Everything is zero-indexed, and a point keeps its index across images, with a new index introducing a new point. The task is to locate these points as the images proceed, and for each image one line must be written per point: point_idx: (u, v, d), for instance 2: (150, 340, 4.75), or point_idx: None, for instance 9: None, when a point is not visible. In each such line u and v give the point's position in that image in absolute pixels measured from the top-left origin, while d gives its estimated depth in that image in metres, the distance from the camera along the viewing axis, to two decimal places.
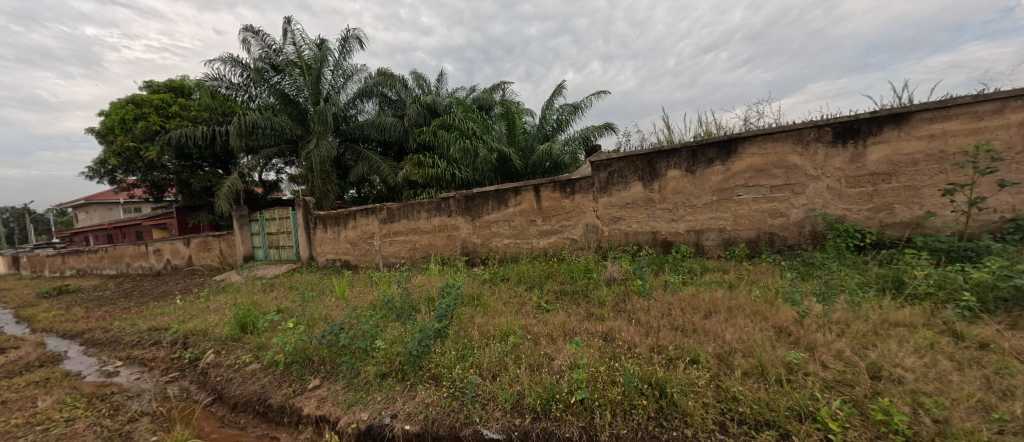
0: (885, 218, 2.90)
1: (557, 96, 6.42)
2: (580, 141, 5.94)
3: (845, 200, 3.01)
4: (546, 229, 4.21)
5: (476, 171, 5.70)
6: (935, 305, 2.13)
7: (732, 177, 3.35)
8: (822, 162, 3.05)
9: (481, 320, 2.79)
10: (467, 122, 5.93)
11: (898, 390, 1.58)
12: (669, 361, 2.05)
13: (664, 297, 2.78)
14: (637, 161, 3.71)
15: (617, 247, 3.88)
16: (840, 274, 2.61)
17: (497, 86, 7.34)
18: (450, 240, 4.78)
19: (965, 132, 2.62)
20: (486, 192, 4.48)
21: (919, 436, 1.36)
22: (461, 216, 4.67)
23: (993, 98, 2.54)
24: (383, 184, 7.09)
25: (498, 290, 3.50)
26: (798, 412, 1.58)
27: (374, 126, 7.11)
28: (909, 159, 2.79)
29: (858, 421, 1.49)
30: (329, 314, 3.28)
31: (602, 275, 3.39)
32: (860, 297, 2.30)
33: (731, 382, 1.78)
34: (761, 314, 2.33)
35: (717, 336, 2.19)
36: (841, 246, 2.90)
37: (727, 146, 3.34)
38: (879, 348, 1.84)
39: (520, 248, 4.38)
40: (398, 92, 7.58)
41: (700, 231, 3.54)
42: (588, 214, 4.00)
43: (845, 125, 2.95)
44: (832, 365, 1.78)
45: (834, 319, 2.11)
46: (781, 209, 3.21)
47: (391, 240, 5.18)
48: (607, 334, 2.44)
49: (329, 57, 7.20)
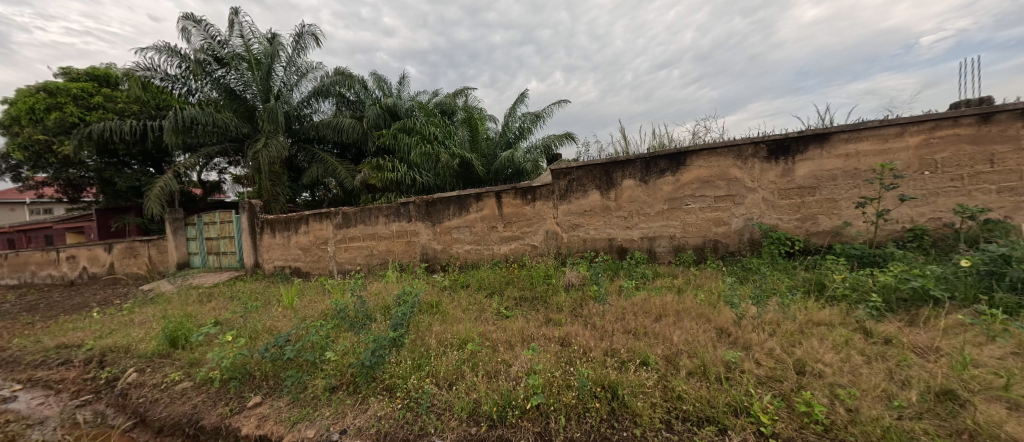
0: (811, 227, 3.21)
1: (520, 104, 6.49)
2: (542, 149, 6.03)
3: (778, 210, 3.30)
4: (507, 235, 4.23)
5: (438, 177, 5.65)
6: (850, 305, 2.38)
7: (682, 187, 3.57)
8: (758, 175, 3.33)
9: (439, 328, 2.74)
10: (429, 127, 5.86)
11: (819, 384, 1.74)
12: (621, 363, 2.12)
13: (619, 302, 2.90)
14: (595, 170, 3.85)
15: (575, 253, 3.99)
16: (773, 278, 2.85)
17: (460, 91, 7.31)
18: (409, 246, 4.67)
19: (874, 152, 2.99)
20: (447, 197, 4.43)
21: (835, 425, 1.52)
22: (421, 222, 4.58)
23: (895, 123, 2.91)
24: (340, 187, 6.80)
25: (458, 298, 3.45)
26: (735, 408, 1.70)
27: (330, 127, 6.83)
28: (829, 175, 3.12)
29: (786, 413, 1.63)
30: (274, 326, 3.07)
31: (561, 281, 3.46)
32: (789, 300, 2.52)
33: (677, 382, 1.88)
34: (705, 317, 2.49)
35: (666, 339, 2.31)
36: (774, 252, 3.18)
37: (677, 158, 3.56)
38: (804, 345, 2.02)
39: (481, 255, 4.36)
40: (357, 93, 7.31)
41: (652, 238, 3.72)
42: (548, 221, 4.07)
43: (777, 143, 3.25)
44: (764, 363, 1.94)
45: (766, 319, 2.31)
46: (723, 218, 3.46)
47: (346, 246, 4.97)
48: (563, 339, 2.49)
49: (280, 53, 6.82)
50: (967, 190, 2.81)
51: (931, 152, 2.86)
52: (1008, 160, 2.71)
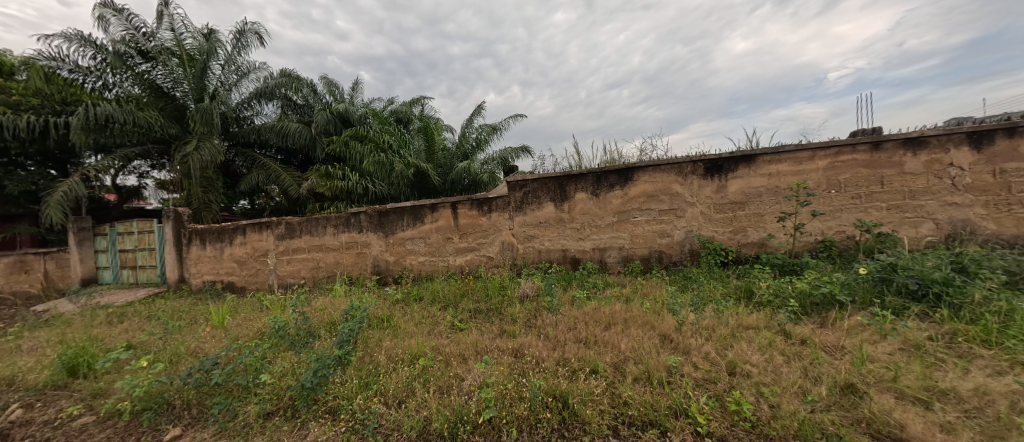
0: (741, 238, 3.53)
1: (477, 116, 6.52)
2: (499, 160, 6.08)
3: (714, 223, 3.59)
4: (463, 246, 4.20)
5: (392, 186, 5.50)
6: (773, 310, 2.63)
7: (630, 201, 3.77)
8: (697, 191, 3.60)
9: (389, 343, 2.63)
10: (383, 135, 5.70)
11: (747, 383, 1.91)
12: (571, 373, 2.18)
13: (571, 312, 2.98)
14: (549, 183, 3.95)
15: (530, 264, 4.05)
16: (709, 287, 3.09)
17: (417, 100, 7.21)
18: (359, 257, 4.47)
19: (791, 172, 3.37)
20: (401, 207, 4.31)
21: (761, 421, 1.67)
22: (373, 232, 4.41)
23: (807, 148, 3.31)
24: (283, 195, 6.37)
25: (410, 311, 3.34)
26: (675, 410, 1.80)
27: (273, 132, 6.40)
28: (756, 192, 3.46)
29: (719, 413, 1.76)
30: (200, 348, 2.79)
31: (516, 292, 3.49)
32: (723, 306, 2.74)
33: (624, 388, 1.96)
34: (650, 324, 2.63)
35: (614, 346, 2.40)
36: (711, 262, 3.44)
37: (625, 174, 3.76)
38: (735, 348, 2.20)
39: (435, 266, 4.29)
40: (306, 97, 6.95)
41: (603, 249, 3.88)
42: (504, 232, 4.10)
43: (712, 162, 3.56)
44: (701, 366, 2.08)
45: (703, 325, 2.49)
46: (667, 230, 3.70)
47: (289, 258, 4.65)
48: (517, 350, 2.51)
49: (218, 50, 6.33)
50: (864, 207, 3.24)
51: (836, 174, 3.28)
52: (895, 182, 3.16)
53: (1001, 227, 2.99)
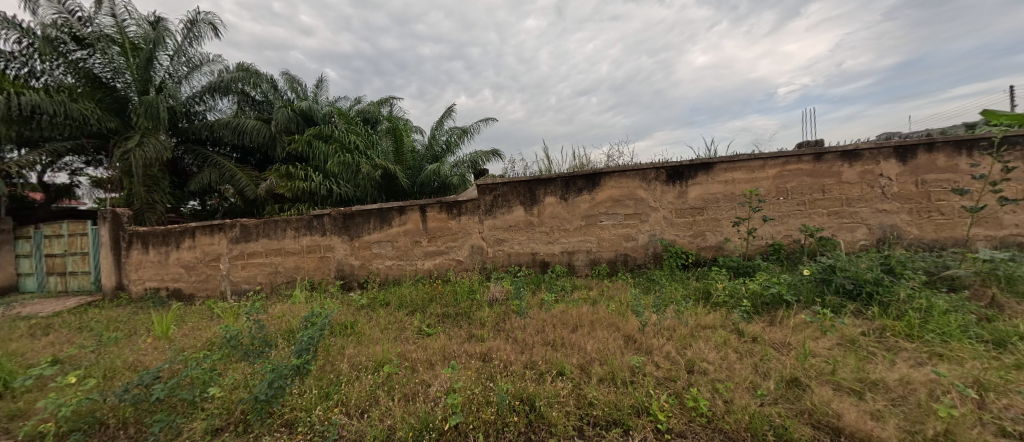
0: (700, 242, 3.71)
1: (447, 119, 6.45)
2: (469, 163, 6.05)
3: (675, 228, 3.76)
4: (431, 250, 4.15)
5: (358, 188, 5.33)
6: (728, 310, 2.78)
7: (597, 205, 3.87)
8: (660, 197, 3.76)
9: (352, 351, 2.54)
10: (349, 135, 5.52)
11: (704, 380, 2.00)
12: (538, 375, 2.19)
13: (539, 315, 3.01)
14: (519, 187, 3.98)
15: (499, 267, 4.05)
16: (670, 288, 3.22)
17: (385, 100, 7.05)
18: (322, 262, 4.29)
19: (745, 180, 3.59)
20: (367, 210, 4.19)
21: (715, 416, 1.76)
22: (337, 235, 4.25)
23: (759, 157, 3.54)
24: (239, 196, 6.01)
25: (376, 317, 3.25)
26: (637, 408, 1.86)
27: (228, 128, 6.03)
28: (713, 198, 3.66)
29: (678, 409, 1.83)
30: (140, 361, 2.57)
31: (484, 296, 3.47)
32: (683, 307, 2.87)
33: (589, 389, 2.00)
34: (615, 325, 2.70)
35: (580, 348, 2.45)
36: (672, 264, 3.60)
37: (593, 179, 3.86)
38: (693, 347, 2.31)
39: (403, 270, 4.20)
40: (265, 93, 6.61)
41: (571, 253, 3.95)
42: (473, 235, 4.09)
43: (673, 169, 3.72)
44: (662, 365, 2.17)
45: (664, 326, 2.59)
46: (632, 234, 3.83)
47: (244, 263, 4.38)
48: (485, 354, 2.50)
49: (167, 39, 5.91)
50: (808, 213, 3.51)
51: (784, 182, 3.52)
52: (834, 190, 3.45)
53: (923, 232, 3.33)
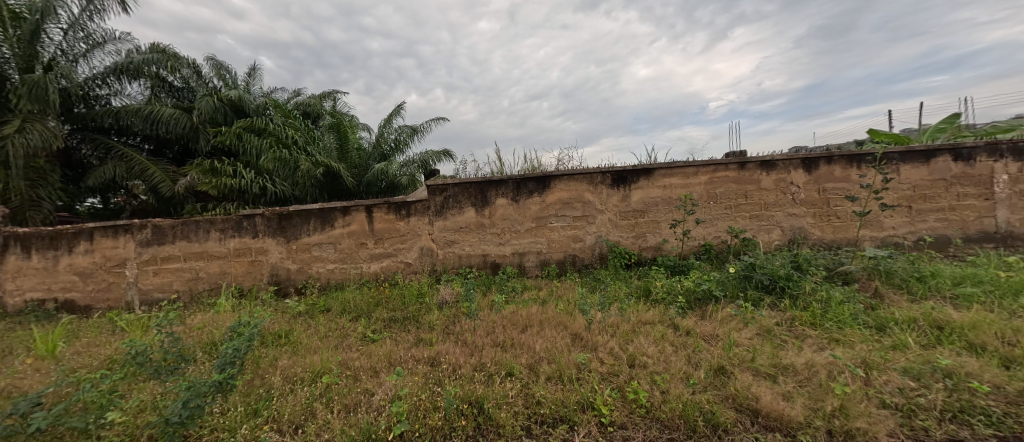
0: (642, 243, 3.94)
1: (396, 117, 6.23)
2: (419, 163, 5.88)
3: (619, 229, 3.95)
4: (378, 252, 3.98)
5: (296, 186, 4.96)
6: (666, 306, 2.98)
7: (547, 207, 3.95)
8: (606, 200, 3.93)
9: (285, 362, 2.34)
10: (286, 129, 5.11)
11: (643, 373, 2.12)
12: (488, 377, 2.18)
13: (489, 316, 2.99)
14: (470, 188, 3.94)
15: (450, 270, 4.00)
16: (614, 287, 3.39)
17: (328, 94, 6.65)
18: (253, 266, 3.93)
19: (681, 185, 3.88)
20: (306, 210, 3.90)
21: (653, 406, 1.87)
22: (271, 237, 3.92)
23: (693, 165, 3.84)
24: (151, 193, 5.30)
25: (314, 324, 3.03)
26: (582, 404, 1.92)
27: (139, 117, 5.32)
28: (653, 201, 3.91)
29: (620, 403, 1.92)
30: (14, 386, 2.15)
31: (434, 299, 3.39)
32: (626, 304, 3.02)
33: (537, 388, 2.03)
34: (563, 324, 2.78)
35: (529, 348, 2.48)
36: (617, 264, 3.78)
37: (543, 181, 3.94)
38: (634, 342, 2.44)
39: (347, 274, 3.98)
40: (185, 79, 5.92)
41: (522, 254, 4.00)
42: (423, 237, 3.98)
43: (618, 173, 3.91)
44: (606, 361, 2.26)
45: (608, 323, 2.71)
46: (580, 235, 3.96)
47: (156, 269, 3.88)
48: (433, 359, 2.43)
49: (59, 10, 5.08)
50: (734, 216, 3.87)
51: (714, 187, 3.86)
52: (755, 196, 3.84)
53: (824, 233, 3.83)
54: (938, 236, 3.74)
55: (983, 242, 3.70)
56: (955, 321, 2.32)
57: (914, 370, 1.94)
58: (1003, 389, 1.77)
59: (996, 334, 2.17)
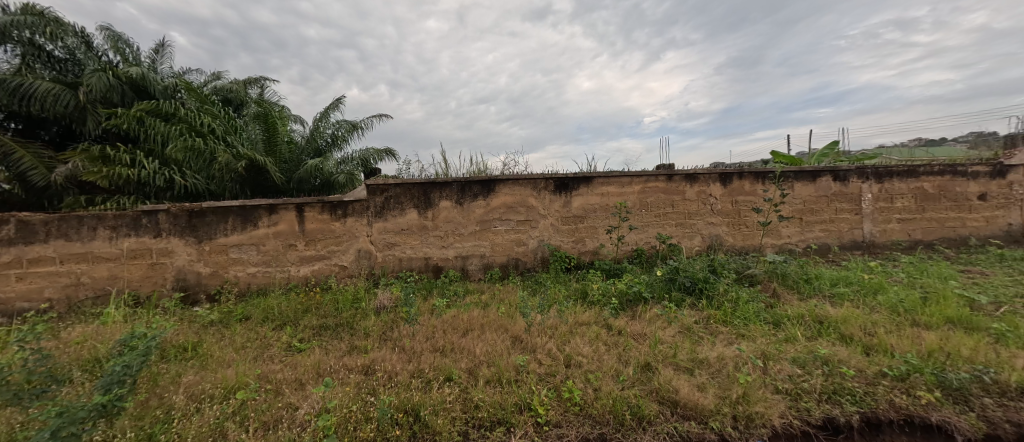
0: (581, 247, 4.13)
1: (333, 110, 5.84)
2: (359, 161, 5.59)
3: (560, 234, 4.10)
4: (308, 255, 3.70)
5: (212, 181, 4.45)
6: (601, 307, 3.15)
7: (491, 211, 3.98)
8: (548, 205, 4.06)
9: (190, 379, 2.07)
10: (202, 116, 4.55)
11: (578, 372, 2.22)
12: (425, 383, 2.13)
13: (429, 321, 2.93)
14: (413, 189, 3.83)
15: (389, 273, 3.85)
16: (554, 290, 3.50)
17: (254, 81, 6.05)
18: (154, 270, 3.44)
19: (617, 193, 4.14)
20: (223, 207, 3.50)
21: (586, 404, 1.96)
22: (179, 237, 3.46)
23: (628, 175, 4.11)
24: (17, 182, 4.35)
25: (230, 334, 2.73)
26: (520, 405, 1.95)
27: (1, 89, 4.39)
28: (592, 208, 4.11)
29: (555, 402, 1.99)
30: None
31: (371, 304, 3.23)
32: (565, 306, 3.14)
33: (476, 392, 2.03)
34: (504, 327, 2.81)
35: (469, 352, 2.46)
36: (557, 267, 3.91)
37: (487, 185, 3.95)
38: (571, 343, 2.54)
39: (271, 278, 3.65)
40: (70, 49, 5.01)
41: (465, 257, 3.98)
42: (361, 239, 3.79)
43: (560, 180, 4.06)
44: (544, 362, 2.33)
45: (547, 325, 2.80)
46: (523, 239, 4.04)
47: (20, 274, 3.22)
48: (367, 367, 2.31)
49: None
50: (662, 223, 4.21)
51: (646, 196, 4.17)
52: (680, 205, 4.22)
53: (735, 240, 4.32)
54: (821, 243, 4.41)
55: (853, 250, 4.44)
56: (831, 316, 2.75)
57: (800, 359, 2.27)
58: (864, 372, 2.14)
59: (861, 327, 2.61)
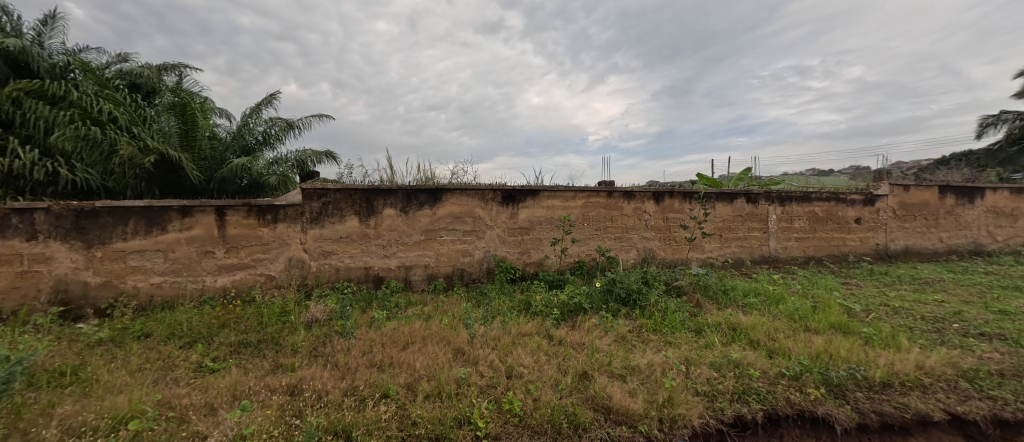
0: (526, 259, 4.21)
1: (266, 106, 5.39)
2: (294, 162, 5.19)
3: (507, 245, 4.15)
4: (228, 263, 3.34)
5: (111, 177, 3.86)
6: (544, 318, 3.23)
7: (437, 220, 3.92)
8: (495, 216, 4.10)
9: (66, 409, 1.75)
10: (101, 102, 3.95)
11: (519, 383, 2.25)
12: (359, 402, 2.01)
13: (367, 334, 2.79)
14: (354, 195, 3.65)
15: (324, 284, 3.61)
16: (498, 301, 3.53)
17: (171, 67, 5.39)
18: (24, 281, 2.89)
19: (561, 207, 4.30)
20: (123, 208, 3.05)
21: (525, 415, 1.98)
22: (61, 242, 2.95)
23: (572, 189, 4.30)
24: None
25: (125, 355, 2.36)
26: (459, 420, 1.92)
27: None
28: (538, 220, 4.23)
29: (495, 414, 1.99)
30: None
31: (301, 317, 3.00)
32: (509, 318, 3.17)
33: (414, 408, 1.96)
34: (446, 339, 2.76)
35: (409, 366, 2.38)
36: (503, 278, 3.95)
37: (435, 194, 3.89)
38: (513, 354, 2.57)
39: (181, 290, 3.23)
40: None
41: (408, 267, 3.86)
42: (292, 246, 3.51)
43: (508, 192, 4.13)
44: (485, 374, 2.33)
45: (490, 336, 2.80)
46: (468, 250, 4.03)
47: None
48: (293, 387, 2.13)
49: None
50: (602, 237, 4.45)
51: (588, 211, 4.39)
52: (619, 220, 4.50)
53: (666, 254, 4.70)
54: (736, 258, 4.96)
55: (762, 264, 5.04)
56: (743, 324, 3.09)
57: (716, 364, 2.51)
58: (767, 373, 2.43)
59: (765, 333, 2.96)
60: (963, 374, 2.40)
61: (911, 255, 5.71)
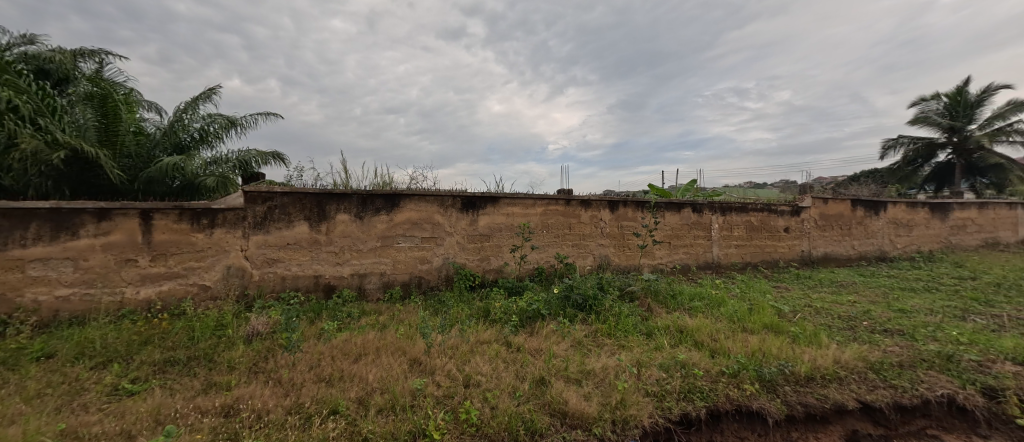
0: (486, 266, 4.20)
1: (204, 101, 4.96)
2: (235, 163, 4.81)
3: (466, 252, 4.12)
4: (154, 273, 3.01)
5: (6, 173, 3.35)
6: (502, 325, 3.23)
7: (394, 226, 3.80)
8: (454, 223, 4.06)
9: None
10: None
11: (476, 392, 2.23)
12: (304, 420, 1.89)
13: (316, 347, 2.63)
14: (304, 199, 3.45)
15: (267, 294, 3.36)
16: (457, 308, 3.49)
17: (89, 52, 4.81)
18: None
19: (521, 214, 4.35)
20: (23, 210, 2.66)
21: (482, 423, 1.96)
22: None
23: (531, 197, 4.37)
24: None
25: (17, 380, 2.04)
26: (414, 432, 1.86)
27: None
28: (498, 227, 4.25)
29: (452, 425, 1.95)
30: None
31: (241, 331, 2.77)
32: (467, 325, 3.14)
33: (365, 423, 1.87)
34: (401, 349, 2.67)
35: (361, 379, 2.27)
36: (461, 285, 3.91)
37: (392, 199, 3.78)
38: (471, 362, 2.55)
39: (94, 303, 2.86)
40: None
41: (362, 275, 3.70)
42: (231, 254, 3.25)
43: (468, 199, 4.11)
44: (442, 384, 2.28)
45: (448, 345, 2.75)
46: (427, 257, 3.95)
47: None
48: (229, 407, 1.96)
49: None
50: (561, 244, 4.56)
51: (547, 218, 4.48)
52: (576, 227, 4.63)
53: (620, 260, 4.90)
54: (683, 264, 5.29)
55: (706, 269, 5.42)
56: (688, 326, 3.30)
57: (665, 365, 2.65)
58: (710, 372, 2.60)
59: (708, 334, 3.17)
60: (871, 366, 2.71)
61: (830, 261, 6.41)
